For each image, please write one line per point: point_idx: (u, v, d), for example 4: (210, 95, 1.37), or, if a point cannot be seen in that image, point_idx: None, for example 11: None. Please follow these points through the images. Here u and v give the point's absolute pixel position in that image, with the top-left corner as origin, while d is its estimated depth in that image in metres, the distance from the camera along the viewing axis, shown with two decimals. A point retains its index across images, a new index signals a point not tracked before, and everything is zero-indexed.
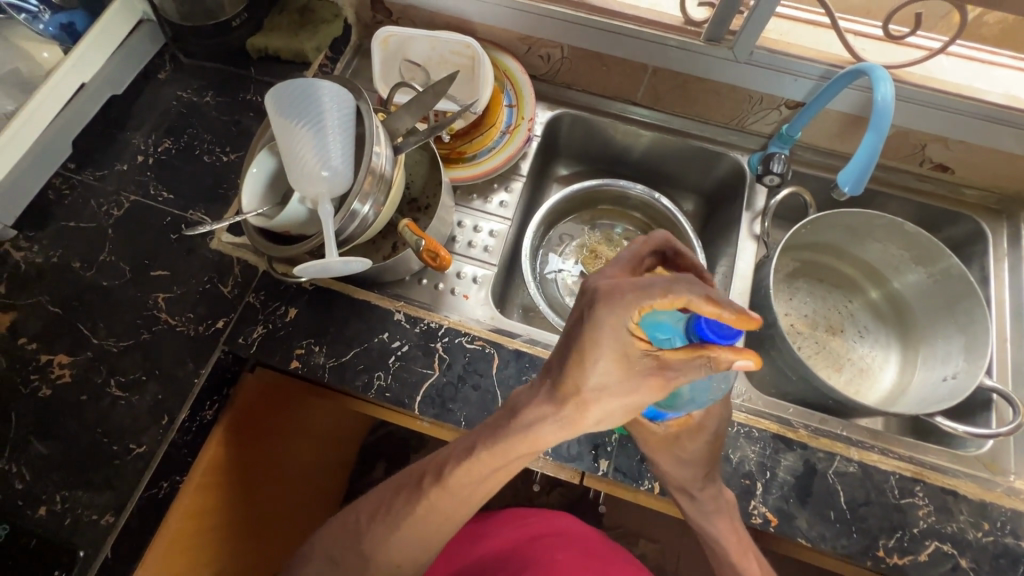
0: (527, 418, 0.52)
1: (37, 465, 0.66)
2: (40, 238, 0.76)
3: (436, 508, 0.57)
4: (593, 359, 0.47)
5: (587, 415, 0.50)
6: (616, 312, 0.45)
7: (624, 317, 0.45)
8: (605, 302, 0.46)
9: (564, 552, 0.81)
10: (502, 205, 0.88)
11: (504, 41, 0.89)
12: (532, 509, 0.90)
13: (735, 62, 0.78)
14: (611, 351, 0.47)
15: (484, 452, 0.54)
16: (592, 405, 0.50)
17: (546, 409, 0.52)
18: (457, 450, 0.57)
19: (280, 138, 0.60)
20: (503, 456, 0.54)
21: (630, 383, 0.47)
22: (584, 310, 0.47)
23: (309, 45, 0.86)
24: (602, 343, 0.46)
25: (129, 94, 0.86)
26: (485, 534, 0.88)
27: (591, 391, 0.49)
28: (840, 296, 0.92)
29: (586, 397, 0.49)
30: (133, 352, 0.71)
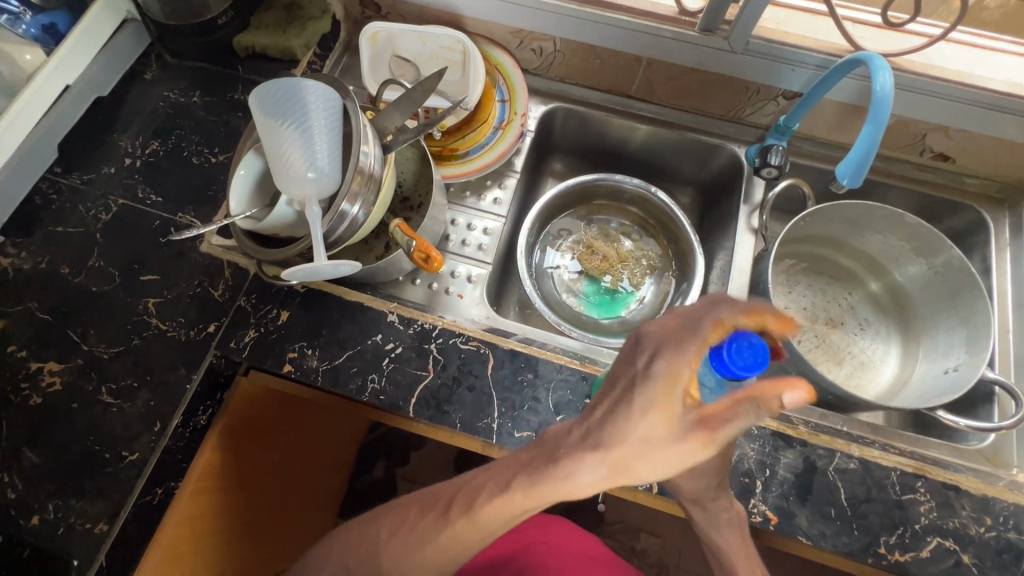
0: (568, 463, 0.46)
1: (29, 474, 0.65)
2: (29, 244, 0.75)
3: (461, 537, 0.53)
4: (645, 408, 0.45)
5: (636, 466, 0.46)
6: (671, 359, 0.45)
7: (680, 363, 0.45)
8: (661, 354, 0.46)
9: (557, 562, 0.81)
10: (496, 203, 0.87)
11: (495, 35, 0.88)
12: (527, 515, 0.88)
13: (730, 52, 0.76)
14: (663, 403, 0.45)
15: (522, 491, 0.48)
16: (641, 464, 0.46)
17: (589, 455, 0.46)
18: (493, 480, 0.51)
19: (265, 139, 0.59)
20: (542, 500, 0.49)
21: (678, 435, 0.45)
22: (642, 351, 0.47)
23: (296, 42, 0.84)
24: (655, 391, 0.45)
25: (116, 95, 0.85)
26: None
27: (637, 443, 0.45)
28: (839, 289, 0.91)
29: (632, 450, 0.46)
30: (124, 358, 0.70)
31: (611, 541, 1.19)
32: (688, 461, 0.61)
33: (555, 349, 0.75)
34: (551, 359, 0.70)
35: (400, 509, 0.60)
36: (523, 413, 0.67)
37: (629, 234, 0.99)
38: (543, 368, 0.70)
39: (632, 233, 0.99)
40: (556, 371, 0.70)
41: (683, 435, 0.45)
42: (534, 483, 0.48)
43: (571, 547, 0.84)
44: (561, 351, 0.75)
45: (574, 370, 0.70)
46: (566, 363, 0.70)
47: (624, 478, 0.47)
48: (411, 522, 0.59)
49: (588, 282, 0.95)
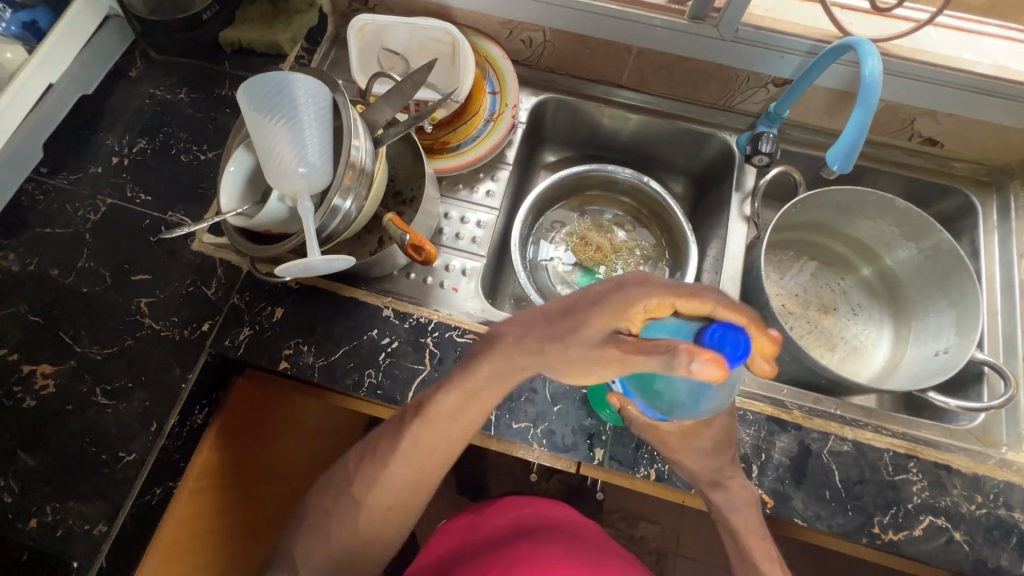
0: (501, 356, 0.54)
1: (25, 478, 0.65)
2: (16, 246, 0.74)
3: (422, 454, 0.60)
4: (585, 310, 0.50)
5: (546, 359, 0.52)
6: (638, 290, 0.49)
7: (642, 295, 0.48)
8: (630, 286, 0.49)
9: (559, 547, 0.79)
10: (489, 195, 0.87)
11: (483, 26, 0.87)
12: (528, 499, 0.89)
13: (720, 40, 0.76)
14: (602, 312, 0.49)
15: (457, 390, 0.57)
16: (558, 359, 0.51)
17: (518, 344, 0.54)
18: (435, 385, 0.59)
19: (254, 134, 0.58)
20: (479, 398, 0.57)
21: (597, 342, 0.48)
22: (619, 279, 0.51)
23: (283, 36, 0.83)
24: (601, 305, 0.49)
25: (101, 93, 0.83)
26: (479, 524, 0.86)
27: (562, 335, 0.51)
28: (831, 275, 0.92)
29: (555, 342, 0.51)
30: (118, 359, 0.70)
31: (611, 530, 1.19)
32: (688, 446, 0.62)
33: None
34: None
35: (401, 500, 0.60)
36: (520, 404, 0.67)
37: (622, 224, 0.99)
38: None
39: (626, 224, 0.99)
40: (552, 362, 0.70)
41: (601, 343, 0.48)
42: (468, 375, 0.56)
43: (573, 533, 0.84)
44: None
45: None
46: None
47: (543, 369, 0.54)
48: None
49: (582, 273, 0.95)
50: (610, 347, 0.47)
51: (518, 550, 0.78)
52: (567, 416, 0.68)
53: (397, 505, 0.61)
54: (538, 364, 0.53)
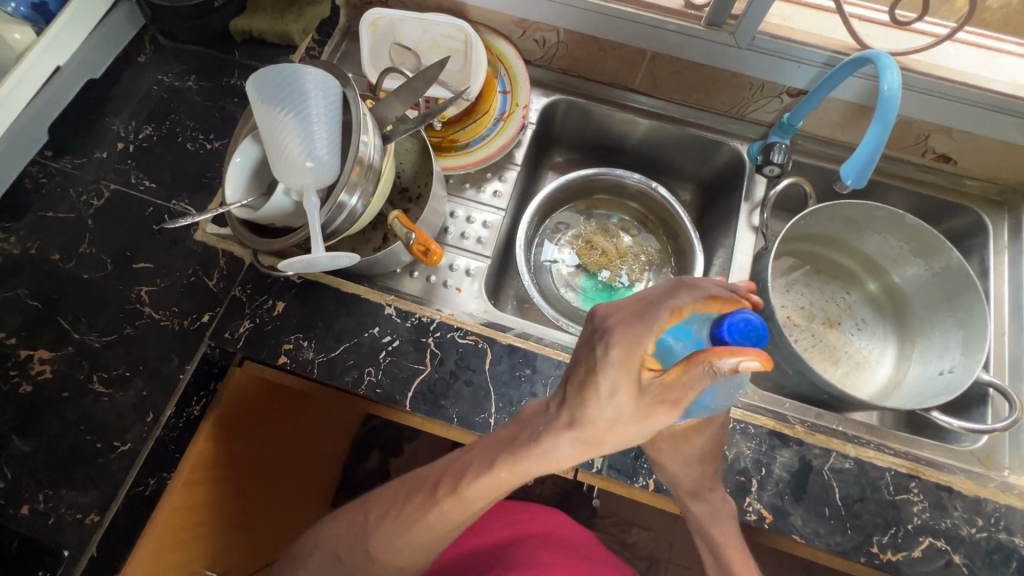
0: (547, 441, 0.53)
1: (19, 464, 0.64)
2: (18, 229, 0.74)
3: (448, 515, 0.58)
4: (609, 391, 0.49)
5: (601, 439, 0.52)
6: (628, 344, 0.48)
7: (637, 347, 0.48)
8: (618, 339, 0.49)
9: (550, 555, 0.78)
10: (496, 195, 0.86)
11: (497, 25, 0.86)
12: (523, 507, 0.90)
13: (736, 48, 0.75)
14: (626, 383, 0.49)
15: (504, 468, 0.54)
16: (611, 437, 0.52)
17: (565, 434, 0.52)
18: (478, 460, 0.57)
19: (262, 128, 0.57)
20: (520, 475, 0.55)
21: (641, 411, 0.49)
22: (598, 339, 0.50)
23: (293, 27, 0.82)
24: (617, 378, 0.49)
25: (109, 78, 0.83)
26: (473, 531, 0.87)
27: (607, 422, 0.51)
28: (837, 289, 0.91)
29: (599, 425, 0.51)
30: (116, 348, 0.69)
31: (604, 535, 1.19)
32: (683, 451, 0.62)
33: (553, 344, 0.74)
34: (549, 355, 0.70)
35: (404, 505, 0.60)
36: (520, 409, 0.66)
37: (629, 229, 0.99)
38: (541, 364, 0.69)
39: (632, 229, 0.98)
40: (553, 367, 0.69)
41: (646, 409, 0.49)
42: None
43: (565, 541, 0.83)
44: (559, 347, 0.74)
45: None
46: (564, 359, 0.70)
47: (593, 449, 0.54)
48: (411, 512, 0.59)
49: (585, 277, 0.95)
50: (656, 404, 0.49)
51: (508, 556, 0.78)
52: None
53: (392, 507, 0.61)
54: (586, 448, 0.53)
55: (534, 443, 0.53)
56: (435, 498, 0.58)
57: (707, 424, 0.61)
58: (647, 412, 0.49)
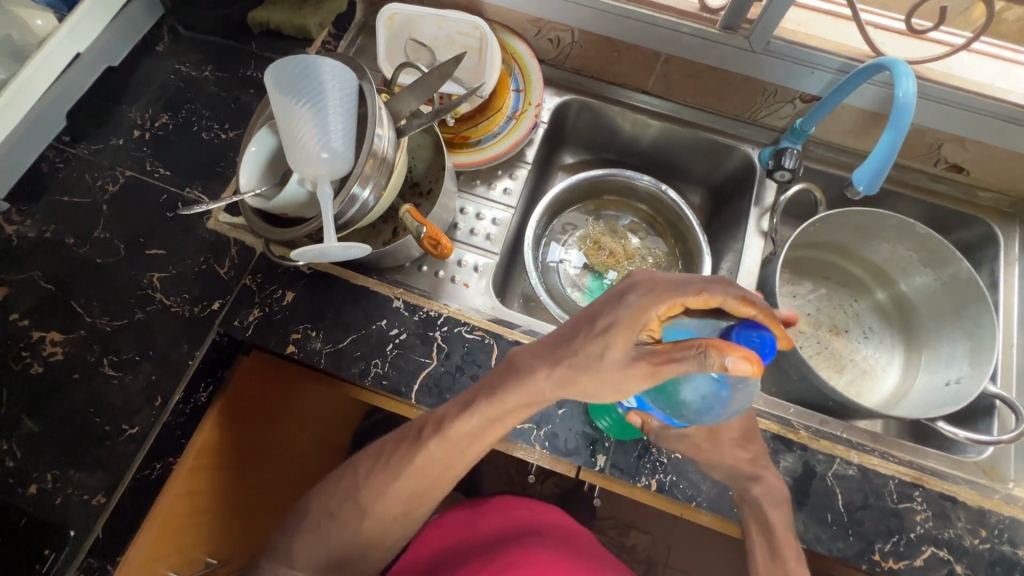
0: (523, 367, 0.55)
1: (28, 444, 0.65)
2: (34, 212, 0.75)
3: (433, 459, 0.61)
4: (606, 328, 0.50)
5: (577, 382, 0.53)
6: (646, 300, 0.48)
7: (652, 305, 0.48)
8: (639, 291, 0.50)
9: (551, 553, 0.78)
10: (506, 193, 0.86)
11: (512, 23, 0.86)
12: (522, 502, 0.88)
13: (750, 52, 0.76)
14: (623, 331, 0.49)
15: (482, 405, 0.57)
16: (591, 378, 0.52)
17: (546, 363, 0.54)
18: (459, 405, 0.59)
19: (279, 117, 0.58)
20: (500, 414, 0.57)
21: (624, 360, 0.49)
22: (624, 288, 0.52)
23: (311, 20, 0.84)
24: (618, 319, 0.50)
25: (128, 66, 0.84)
26: (473, 523, 0.86)
27: (585, 357, 0.52)
28: (844, 297, 0.91)
29: (579, 360, 0.52)
30: (127, 332, 0.70)
31: (602, 536, 1.19)
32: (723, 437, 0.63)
33: None
34: None
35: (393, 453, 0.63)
36: None
37: (637, 231, 0.99)
38: None
39: (640, 231, 0.99)
40: None
41: (630, 360, 0.49)
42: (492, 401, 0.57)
43: (565, 537, 0.83)
44: None
45: None
46: None
47: (572, 388, 0.54)
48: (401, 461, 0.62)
49: (592, 277, 0.95)
50: (637, 363, 0.48)
51: (508, 552, 0.77)
52: (571, 419, 0.67)
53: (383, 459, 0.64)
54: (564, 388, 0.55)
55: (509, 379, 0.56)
56: (428, 459, 0.60)
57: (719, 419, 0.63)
58: (629, 364, 0.49)
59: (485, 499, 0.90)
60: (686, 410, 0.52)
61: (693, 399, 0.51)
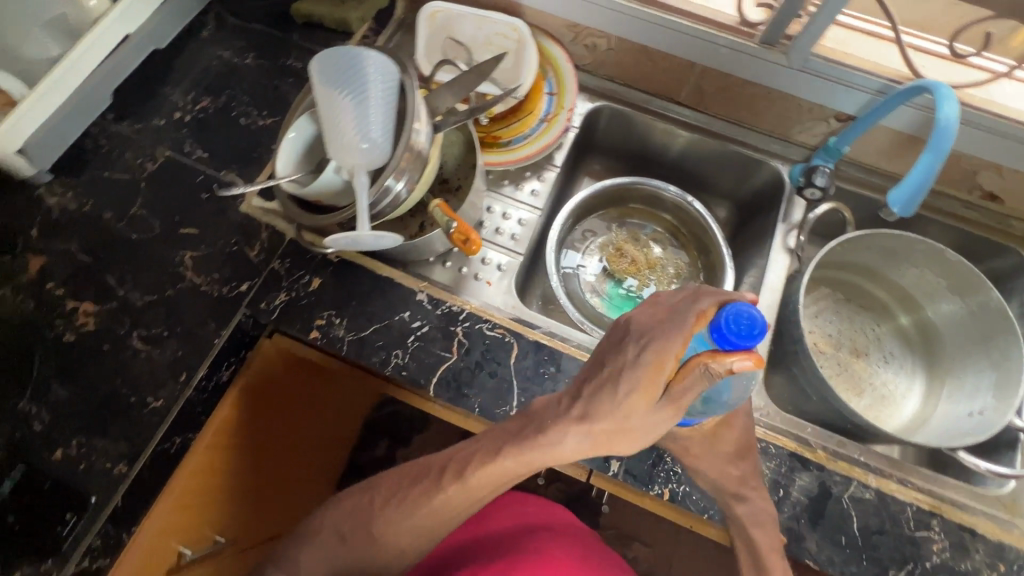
0: (554, 435, 0.53)
1: (56, 409, 0.67)
2: (75, 185, 0.77)
3: (451, 501, 0.59)
4: (627, 392, 0.52)
5: (611, 442, 0.54)
6: (658, 348, 0.51)
7: (666, 352, 0.50)
8: (651, 342, 0.51)
9: (562, 549, 0.77)
10: (533, 195, 0.87)
11: (550, 28, 0.87)
12: (532, 499, 0.90)
13: (788, 68, 0.76)
14: (645, 386, 0.51)
15: (510, 457, 0.55)
16: (622, 437, 0.53)
17: (575, 428, 0.53)
18: (485, 448, 0.57)
19: (320, 106, 0.59)
20: (526, 463, 0.56)
21: (654, 413, 0.52)
22: (627, 340, 0.53)
23: (353, 15, 0.85)
24: (638, 377, 0.51)
25: (173, 49, 0.86)
26: (482, 519, 0.86)
27: (618, 421, 0.52)
28: (867, 320, 0.90)
29: (615, 424, 0.53)
30: (157, 307, 0.71)
31: None
32: (720, 449, 0.62)
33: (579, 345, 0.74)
34: (574, 355, 0.70)
35: (410, 490, 0.61)
36: None
37: (660, 241, 0.99)
38: (566, 363, 0.70)
39: (663, 241, 0.99)
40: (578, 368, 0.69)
41: (657, 408, 0.52)
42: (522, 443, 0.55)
43: (575, 537, 0.82)
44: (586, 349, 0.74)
45: None
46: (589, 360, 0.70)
47: (602, 447, 0.55)
48: (418, 496, 0.60)
49: (611, 284, 0.95)
50: (665, 408, 0.51)
51: (519, 546, 0.77)
52: None
53: (398, 490, 0.62)
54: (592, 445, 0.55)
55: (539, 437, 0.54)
56: (446, 500, 0.59)
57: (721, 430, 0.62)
58: (653, 415, 0.52)
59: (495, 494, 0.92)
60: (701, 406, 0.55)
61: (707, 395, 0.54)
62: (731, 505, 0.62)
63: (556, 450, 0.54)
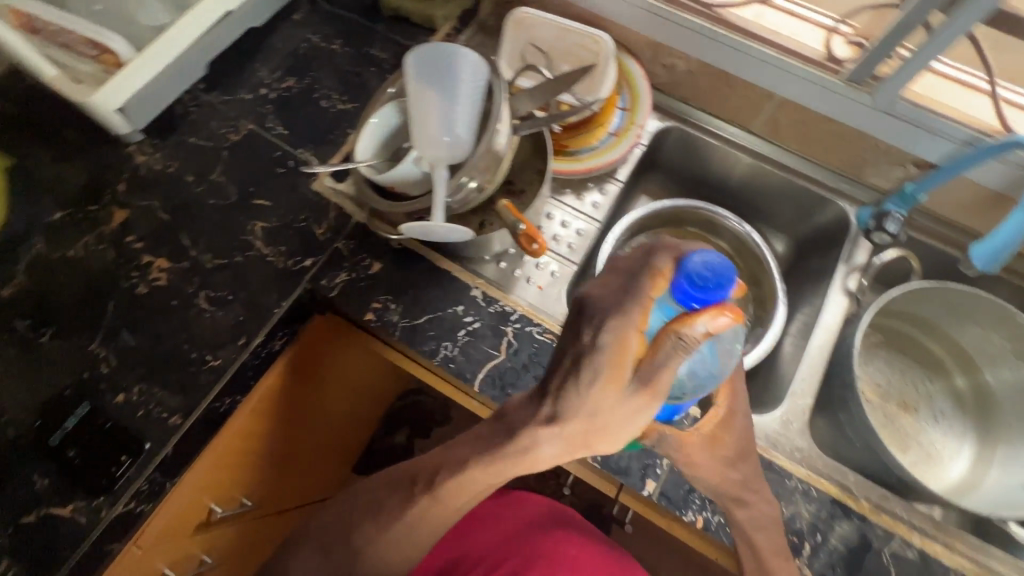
0: (525, 440, 0.51)
1: (123, 356, 0.70)
2: (163, 147, 0.81)
3: (429, 514, 0.59)
4: (591, 381, 0.47)
5: (582, 439, 0.51)
6: (620, 328, 0.46)
7: (628, 331, 0.46)
8: (611, 324, 0.46)
9: (578, 547, 0.80)
10: (594, 206, 0.87)
11: (631, 44, 0.88)
12: (536, 496, 0.89)
13: (872, 108, 0.74)
14: (609, 368, 0.47)
15: (479, 467, 0.55)
16: (596, 434, 0.49)
17: (544, 430, 0.50)
18: (452, 460, 0.58)
19: (411, 97, 0.61)
20: (498, 474, 0.56)
21: (624, 402, 0.47)
22: (581, 324, 0.48)
23: (439, 12, 0.88)
24: (602, 364, 0.46)
25: (266, 28, 0.90)
26: (493, 521, 0.85)
27: (590, 413, 0.48)
28: (919, 374, 0.87)
29: (592, 421, 0.49)
30: (225, 271, 0.74)
31: None
32: (718, 452, 0.58)
33: None
34: None
35: (386, 499, 0.62)
36: None
37: None
38: None
39: None
40: None
41: (627, 396, 0.47)
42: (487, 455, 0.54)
43: (584, 529, 0.85)
44: None
45: None
46: None
47: (579, 447, 0.52)
48: (394, 506, 0.61)
49: None
50: (637, 394, 0.47)
51: (539, 553, 0.79)
52: None
53: (377, 497, 0.63)
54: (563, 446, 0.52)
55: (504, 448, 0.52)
56: (420, 512, 0.59)
57: (721, 435, 0.58)
58: (622, 405, 0.48)
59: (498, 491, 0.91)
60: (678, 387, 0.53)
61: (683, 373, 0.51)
62: (730, 509, 0.60)
63: (531, 458, 0.53)
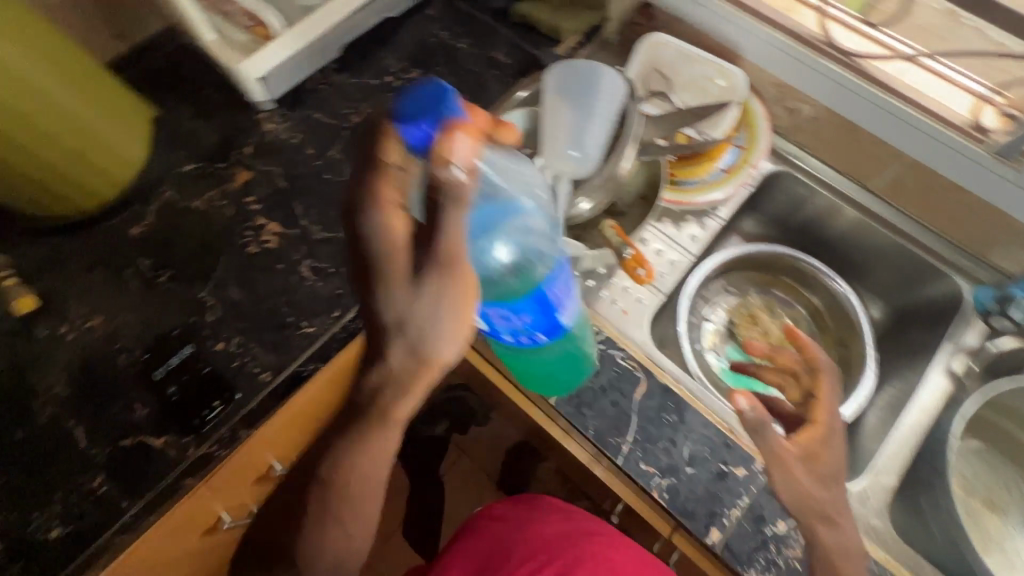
0: (371, 398, 0.56)
1: (227, 307, 0.74)
2: (291, 118, 0.86)
3: (348, 504, 0.62)
4: (383, 268, 0.52)
5: (402, 360, 0.54)
6: (369, 202, 0.53)
7: (370, 206, 0.53)
8: (373, 203, 0.53)
9: (618, 552, 0.76)
10: (691, 239, 0.85)
11: (756, 82, 0.86)
12: (562, 504, 0.85)
13: (1015, 185, 0.69)
14: (398, 257, 0.52)
15: (360, 457, 0.58)
16: (427, 342, 0.52)
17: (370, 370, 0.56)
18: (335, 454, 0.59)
19: (547, 111, 0.64)
20: (381, 454, 0.59)
21: (410, 287, 0.51)
22: (354, 209, 0.54)
23: (567, 27, 0.88)
24: (390, 252, 0.52)
25: (400, 19, 0.93)
26: (524, 527, 0.82)
27: (398, 317, 0.52)
28: (1014, 474, 0.81)
29: (421, 335, 0.52)
30: (330, 244, 0.78)
31: None
32: (817, 468, 0.60)
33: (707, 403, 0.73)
34: (700, 411, 0.69)
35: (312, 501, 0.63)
36: (657, 449, 0.67)
37: (796, 320, 0.95)
38: (690, 416, 0.68)
39: (799, 321, 0.95)
40: (702, 425, 0.68)
41: (415, 285, 0.51)
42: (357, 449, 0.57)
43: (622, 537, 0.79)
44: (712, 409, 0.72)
45: (720, 431, 0.67)
46: (714, 421, 0.68)
47: (429, 369, 0.54)
48: (318, 505, 0.63)
49: (733, 347, 0.93)
50: (427, 280, 0.49)
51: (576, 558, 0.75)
52: (696, 482, 0.65)
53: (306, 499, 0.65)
54: (408, 378, 0.54)
55: (375, 403, 0.56)
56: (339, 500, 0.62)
57: (819, 451, 0.61)
58: (421, 297, 0.50)
59: (521, 496, 0.88)
60: (499, 271, 0.53)
61: (504, 254, 0.53)
62: (819, 528, 0.58)
63: (378, 418, 0.56)
